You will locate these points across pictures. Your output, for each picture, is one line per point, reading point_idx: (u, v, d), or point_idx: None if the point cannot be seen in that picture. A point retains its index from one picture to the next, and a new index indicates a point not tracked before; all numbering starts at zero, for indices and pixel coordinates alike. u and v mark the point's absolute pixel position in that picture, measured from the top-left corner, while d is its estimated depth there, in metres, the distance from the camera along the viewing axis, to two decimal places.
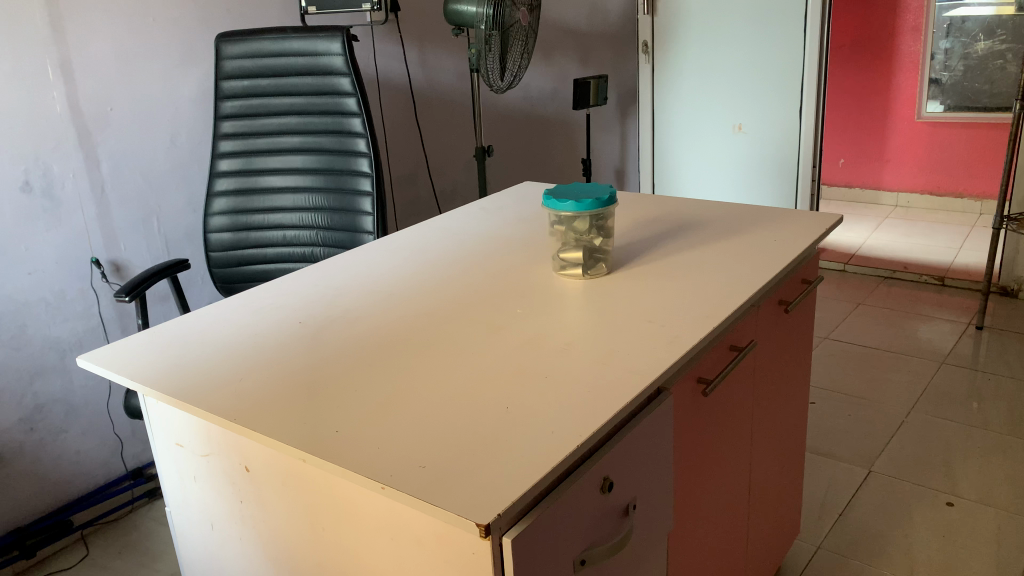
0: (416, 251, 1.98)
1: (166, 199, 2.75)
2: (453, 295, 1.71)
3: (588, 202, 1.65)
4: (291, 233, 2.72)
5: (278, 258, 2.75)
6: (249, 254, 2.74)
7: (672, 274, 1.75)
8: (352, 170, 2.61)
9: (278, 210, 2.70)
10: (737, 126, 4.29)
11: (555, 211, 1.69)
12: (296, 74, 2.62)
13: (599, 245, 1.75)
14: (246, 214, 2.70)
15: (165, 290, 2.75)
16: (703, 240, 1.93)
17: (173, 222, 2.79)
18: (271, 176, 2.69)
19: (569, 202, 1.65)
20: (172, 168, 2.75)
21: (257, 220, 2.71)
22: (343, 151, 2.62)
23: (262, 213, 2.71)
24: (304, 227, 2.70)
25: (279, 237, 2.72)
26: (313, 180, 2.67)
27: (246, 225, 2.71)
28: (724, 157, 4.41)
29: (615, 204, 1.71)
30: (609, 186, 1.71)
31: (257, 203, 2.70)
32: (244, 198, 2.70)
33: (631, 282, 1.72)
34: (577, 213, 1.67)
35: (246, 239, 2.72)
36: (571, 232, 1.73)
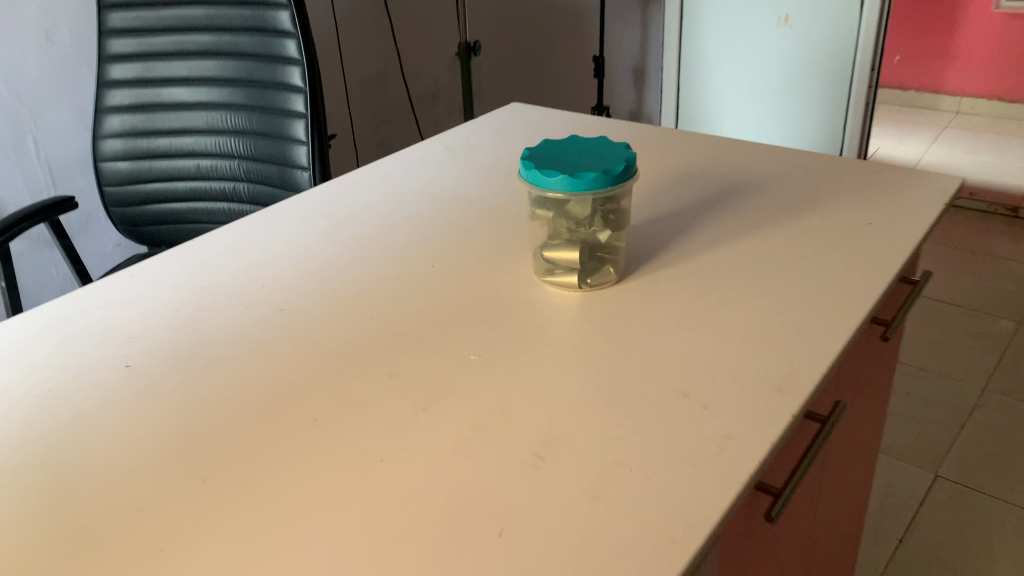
0: (337, 227, 1.36)
1: (45, 116, 2.11)
2: (373, 316, 1.11)
3: (588, 179, 1.03)
4: (205, 164, 2.09)
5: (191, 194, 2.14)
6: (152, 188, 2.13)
7: (718, 282, 1.14)
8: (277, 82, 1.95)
9: (187, 133, 2.06)
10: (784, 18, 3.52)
11: (536, 190, 1.07)
12: None
13: (607, 243, 1.13)
14: (146, 137, 2.07)
15: (45, 236, 2.14)
16: (762, 217, 1.30)
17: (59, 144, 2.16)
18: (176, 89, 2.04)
19: (557, 177, 1.03)
20: (51, 74, 2.09)
21: (162, 145, 2.08)
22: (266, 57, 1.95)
23: (168, 137, 2.07)
24: (221, 158, 2.07)
25: (190, 169, 2.10)
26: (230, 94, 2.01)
27: (146, 151, 2.09)
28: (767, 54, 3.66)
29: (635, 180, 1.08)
30: (629, 152, 1.08)
31: (159, 124, 2.06)
32: (143, 117, 2.06)
33: (654, 297, 1.11)
34: (569, 194, 1.05)
35: (149, 169, 2.11)
36: (563, 221, 1.11)
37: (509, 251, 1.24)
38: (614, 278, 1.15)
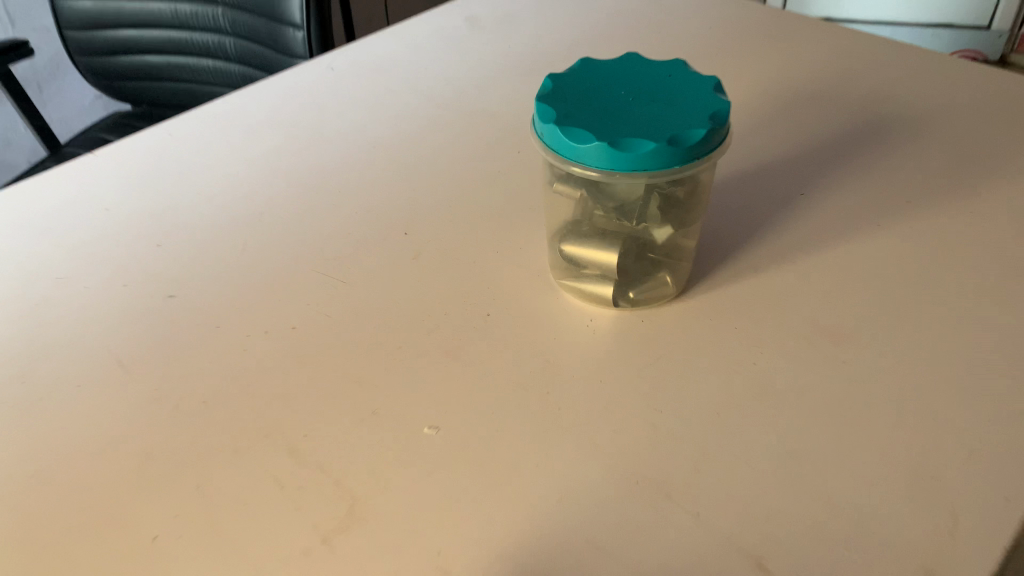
0: (291, 151, 0.96)
1: None
2: (298, 325, 0.73)
3: (646, 152, 0.60)
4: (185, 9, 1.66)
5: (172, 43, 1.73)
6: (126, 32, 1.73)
7: (838, 307, 0.71)
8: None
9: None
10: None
11: (557, 157, 0.64)
12: None
13: (666, 244, 0.70)
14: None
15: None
16: (914, 185, 0.85)
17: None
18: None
19: (591, 144, 0.61)
20: None
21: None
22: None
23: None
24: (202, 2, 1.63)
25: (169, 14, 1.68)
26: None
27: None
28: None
29: (725, 150, 0.65)
30: (721, 100, 0.64)
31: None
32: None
33: (732, 328, 0.70)
34: (610, 173, 0.62)
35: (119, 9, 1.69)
36: (598, 204, 0.68)
37: (521, 220, 0.84)
38: (671, 295, 0.73)
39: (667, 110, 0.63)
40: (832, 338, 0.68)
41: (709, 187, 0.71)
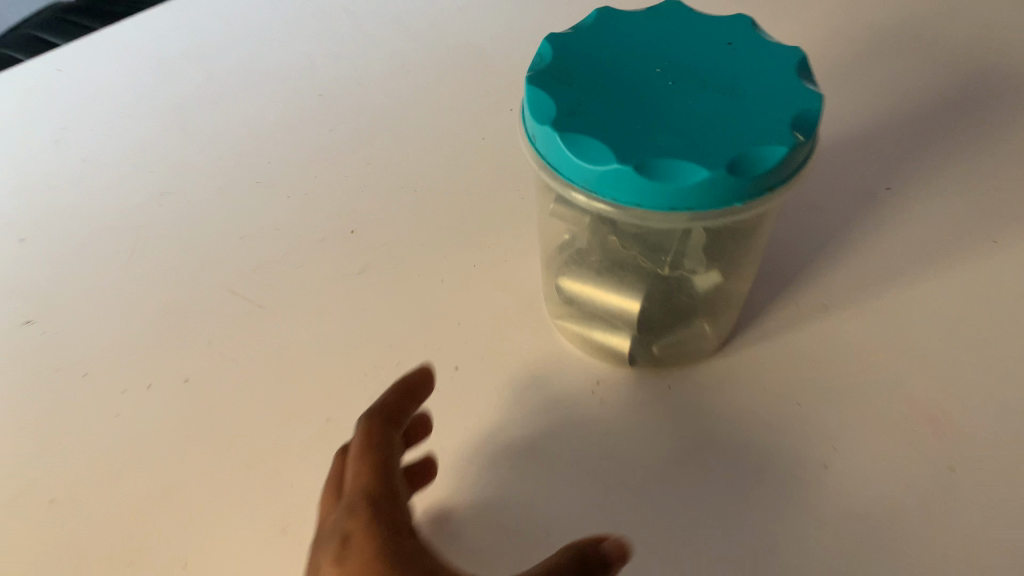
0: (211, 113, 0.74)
1: None
2: (195, 377, 0.54)
3: (692, 183, 0.39)
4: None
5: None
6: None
7: (945, 376, 0.51)
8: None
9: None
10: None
11: (555, 176, 0.43)
12: None
13: (714, 295, 0.49)
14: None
15: None
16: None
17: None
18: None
19: (610, 168, 0.40)
20: None
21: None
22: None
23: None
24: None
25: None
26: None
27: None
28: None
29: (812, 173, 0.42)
30: (807, 96, 0.42)
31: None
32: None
33: (796, 404, 0.51)
34: (634, 210, 0.41)
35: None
36: (619, 244, 0.46)
37: (509, 219, 0.62)
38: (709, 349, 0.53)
39: (726, 111, 0.41)
40: (937, 429, 0.48)
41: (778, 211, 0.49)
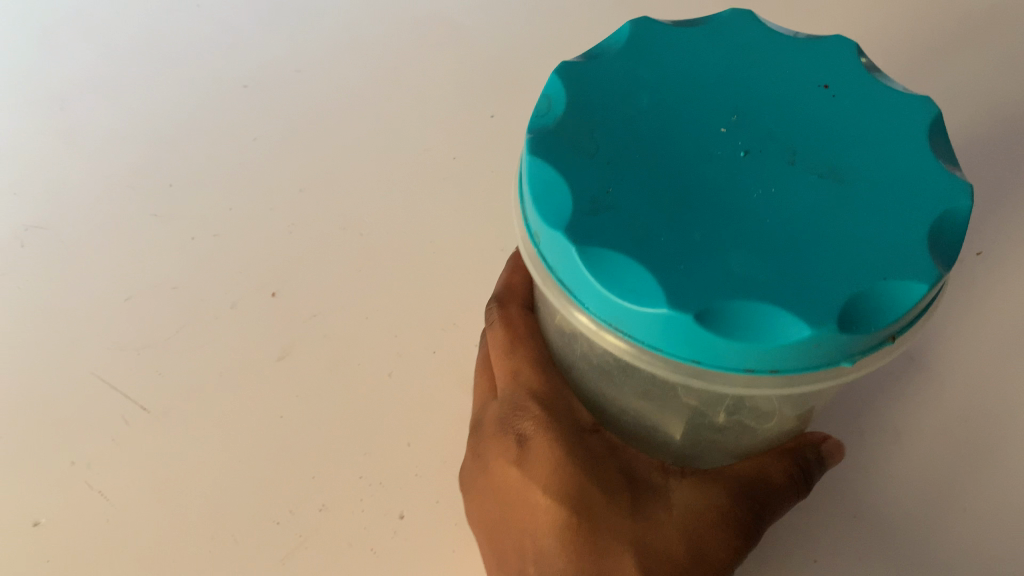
0: (111, 111, 0.60)
1: None
2: (49, 519, 0.45)
3: (784, 342, 0.25)
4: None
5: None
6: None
7: (1023, 503, 0.42)
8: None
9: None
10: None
11: (568, 297, 0.28)
12: None
13: (779, 435, 0.35)
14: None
15: None
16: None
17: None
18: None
19: (657, 311, 0.25)
20: None
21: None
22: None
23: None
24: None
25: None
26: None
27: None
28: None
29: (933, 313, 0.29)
30: (952, 187, 0.27)
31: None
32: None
33: (811, 561, 0.43)
34: (685, 366, 0.27)
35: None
36: (655, 389, 0.32)
37: (481, 278, 0.51)
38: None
39: (838, 210, 0.26)
40: None
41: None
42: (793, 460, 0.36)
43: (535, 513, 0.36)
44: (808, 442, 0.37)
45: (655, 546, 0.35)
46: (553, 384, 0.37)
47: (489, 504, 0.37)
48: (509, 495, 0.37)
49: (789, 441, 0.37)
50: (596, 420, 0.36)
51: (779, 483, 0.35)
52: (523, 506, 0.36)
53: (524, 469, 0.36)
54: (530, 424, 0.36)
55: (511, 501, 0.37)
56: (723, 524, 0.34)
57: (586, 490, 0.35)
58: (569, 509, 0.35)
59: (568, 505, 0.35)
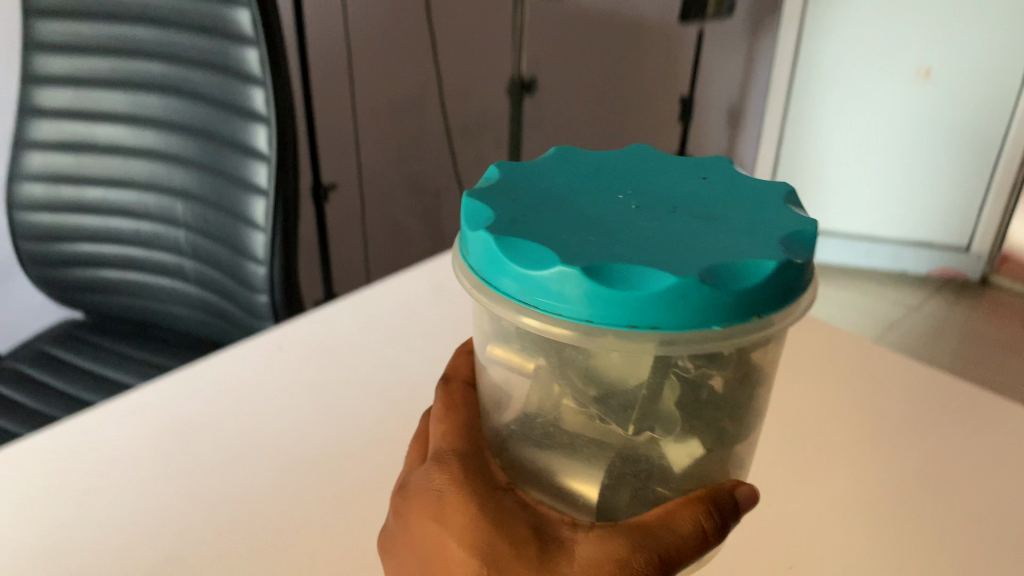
0: (170, 482, 0.52)
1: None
2: None
3: (656, 290, 0.29)
4: (144, 227, 0.94)
5: (141, 299, 0.99)
6: (83, 276, 0.99)
7: None
8: (230, 59, 0.81)
9: (121, 172, 0.93)
10: (923, 71, 1.52)
11: (491, 293, 0.33)
12: None
13: (690, 474, 0.37)
14: (51, 159, 0.94)
15: None
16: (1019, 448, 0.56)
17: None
18: (48, 65, 0.90)
19: (553, 273, 0.30)
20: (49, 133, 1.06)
21: (97, 186, 0.94)
22: (212, 36, 0.81)
23: (103, 177, 0.94)
24: (168, 210, 0.92)
25: (129, 234, 0.95)
26: (171, 69, 0.86)
27: (48, 191, 0.95)
28: (908, 149, 1.62)
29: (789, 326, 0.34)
30: (801, 220, 0.33)
31: (41, 151, 0.94)
32: (37, 121, 0.93)
33: None
34: (586, 329, 0.30)
35: (80, 233, 0.97)
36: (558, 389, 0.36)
37: None
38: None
39: (706, 232, 0.32)
40: None
41: (770, 373, 0.39)
42: (702, 508, 0.36)
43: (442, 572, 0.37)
44: (722, 492, 0.37)
45: None
46: (467, 447, 0.40)
47: (408, 562, 0.39)
48: (420, 557, 0.38)
49: (700, 490, 0.37)
50: (509, 479, 0.39)
51: (683, 533, 0.36)
52: (434, 562, 0.38)
53: (435, 526, 0.38)
54: (448, 481, 0.38)
55: (422, 562, 0.38)
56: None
57: (490, 546, 0.36)
58: (481, 560, 0.36)
59: (471, 561, 0.36)
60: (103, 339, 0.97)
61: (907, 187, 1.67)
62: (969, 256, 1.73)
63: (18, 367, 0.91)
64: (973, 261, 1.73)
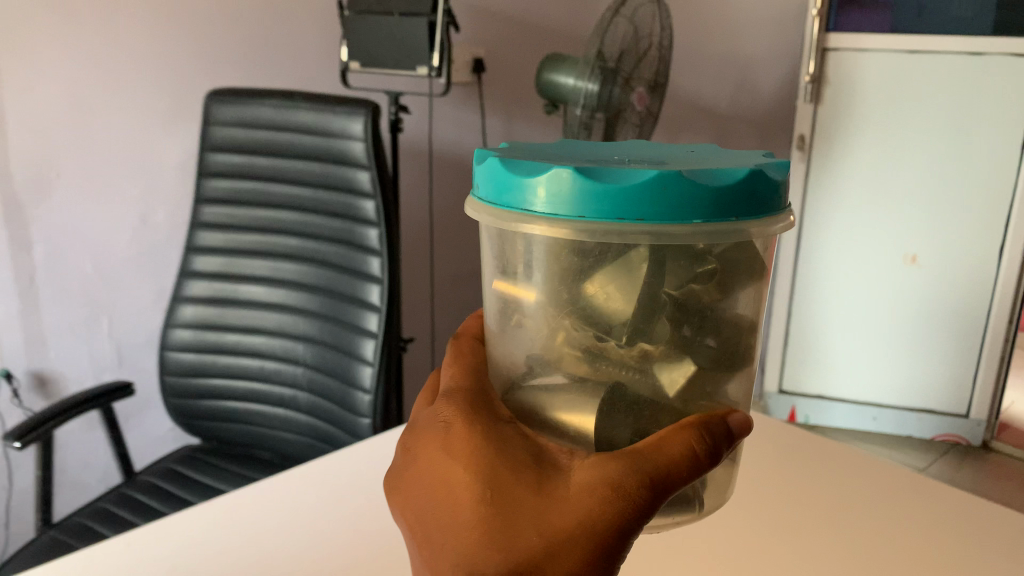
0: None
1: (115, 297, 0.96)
2: None
3: (640, 181, 0.29)
4: (269, 373, 0.84)
5: (250, 437, 0.87)
6: (210, 414, 0.87)
7: None
8: (354, 233, 0.78)
9: (261, 324, 0.84)
10: (908, 256, 1.33)
11: (493, 213, 0.33)
12: (283, 107, 0.79)
13: (684, 404, 0.35)
14: (200, 313, 0.85)
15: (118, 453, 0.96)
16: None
17: (92, 234, 0.93)
18: (207, 226, 0.84)
19: (547, 174, 0.30)
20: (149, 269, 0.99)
21: (231, 336, 0.85)
22: (341, 210, 0.78)
23: (236, 329, 0.84)
24: (290, 356, 0.83)
25: (252, 375, 0.85)
26: (309, 231, 0.80)
27: (194, 343, 0.85)
28: (894, 336, 1.38)
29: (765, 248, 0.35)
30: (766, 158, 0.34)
31: (179, 302, 0.85)
32: (189, 276, 0.85)
33: None
34: (579, 226, 0.30)
35: (211, 383, 0.86)
36: (548, 319, 0.34)
37: None
38: (696, 496, 0.38)
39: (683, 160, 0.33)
40: None
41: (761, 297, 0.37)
42: (693, 430, 0.34)
43: (446, 500, 0.36)
44: (712, 420, 0.35)
45: (551, 518, 0.34)
46: (474, 388, 0.40)
47: (411, 503, 0.38)
48: (424, 490, 0.37)
49: (691, 418, 0.35)
50: (511, 414, 0.38)
51: (675, 456, 0.34)
52: (433, 493, 0.37)
53: (441, 456, 0.37)
54: (448, 413, 0.38)
55: (424, 497, 0.37)
56: (617, 501, 0.33)
57: (489, 469, 0.35)
58: (472, 485, 0.35)
59: (472, 484, 0.35)
60: (223, 461, 0.85)
61: (895, 372, 1.41)
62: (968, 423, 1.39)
63: (124, 490, 0.78)
64: (973, 430, 1.39)
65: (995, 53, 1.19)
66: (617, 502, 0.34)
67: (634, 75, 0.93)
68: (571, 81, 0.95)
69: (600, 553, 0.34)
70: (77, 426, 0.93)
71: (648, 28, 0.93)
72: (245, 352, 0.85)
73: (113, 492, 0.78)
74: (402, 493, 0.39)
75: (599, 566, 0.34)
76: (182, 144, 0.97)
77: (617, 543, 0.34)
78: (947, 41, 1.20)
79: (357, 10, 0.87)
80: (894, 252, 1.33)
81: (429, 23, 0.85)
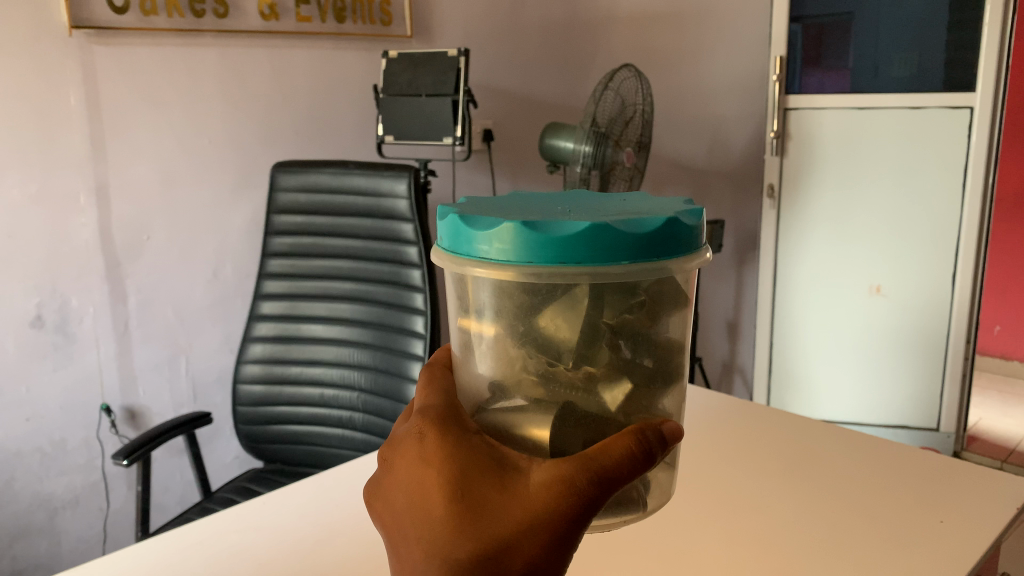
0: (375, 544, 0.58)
1: (185, 340, 1.07)
2: None
3: (576, 229, 0.35)
4: (328, 399, 0.96)
5: (311, 456, 0.98)
6: (275, 438, 0.99)
7: None
8: (401, 274, 0.91)
9: (321, 357, 0.96)
10: (871, 287, 1.45)
11: (452, 260, 0.40)
12: (339, 177, 0.92)
13: (629, 412, 0.40)
14: (267, 350, 0.97)
15: (187, 473, 1.03)
16: (953, 511, 0.58)
17: (175, 289, 1.05)
18: (272, 275, 0.96)
19: (502, 229, 0.36)
20: (221, 316, 1.11)
21: (295, 369, 0.96)
22: (389, 256, 0.92)
23: (298, 365, 0.96)
24: (347, 382, 0.95)
25: (315, 403, 0.97)
26: (363, 276, 0.94)
27: (262, 376, 0.97)
28: (865, 360, 1.49)
29: (686, 281, 0.41)
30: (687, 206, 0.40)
31: (248, 345, 0.97)
32: (257, 318, 0.97)
33: None
34: (527, 270, 0.36)
35: (278, 411, 0.97)
36: (510, 344, 0.39)
37: None
38: (640, 496, 0.42)
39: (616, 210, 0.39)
40: None
41: (687, 314, 0.42)
42: (632, 433, 0.38)
43: (420, 499, 0.39)
44: (650, 427, 0.39)
45: (516, 511, 0.38)
46: (443, 402, 0.43)
47: (392, 508, 0.41)
48: (400, 490, 0.41)
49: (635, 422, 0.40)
50: (479, 426, 0.41)
51: (616, 455, 0.38)
52: (412, 498, 0.40)
53: (417, 464, 0.40)
54: (421, 426, 0.41)
55: (400, 497, 0.41)
56: (567, 496, 0.37)
57: (457, 470, 0.39)
58: (445, 490, 0.38)
59: (440, 483, 0.39)
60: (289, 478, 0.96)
61: (871, 392, 1.50)
62: (939, 435, 1.47)
63: (206, 504, 0.89)
64: (943, 441, 1.46)
65: (933, 106, 1.32)
66: (571, 496, 0.37)
67: (623, 136, 1.05)
68: (570, 144, 1.08)
69: (554, 538, 0.38)
70: (161, 452, 1.00)
71: (633, 96, 1.06)
72: (309, 383, 0.96)
73: (197, 506, 0.90)
74: (382, 494, 0.42)
75: (556, 550, 0.38)
76: (249, 207, 1.10)
77: (568, 530, 0.38)
78: (891, 97, 1.34)
79: (390, 93, 1.02)
80: (860, 283, 1.45)
81: (453, 102, 0.98)
